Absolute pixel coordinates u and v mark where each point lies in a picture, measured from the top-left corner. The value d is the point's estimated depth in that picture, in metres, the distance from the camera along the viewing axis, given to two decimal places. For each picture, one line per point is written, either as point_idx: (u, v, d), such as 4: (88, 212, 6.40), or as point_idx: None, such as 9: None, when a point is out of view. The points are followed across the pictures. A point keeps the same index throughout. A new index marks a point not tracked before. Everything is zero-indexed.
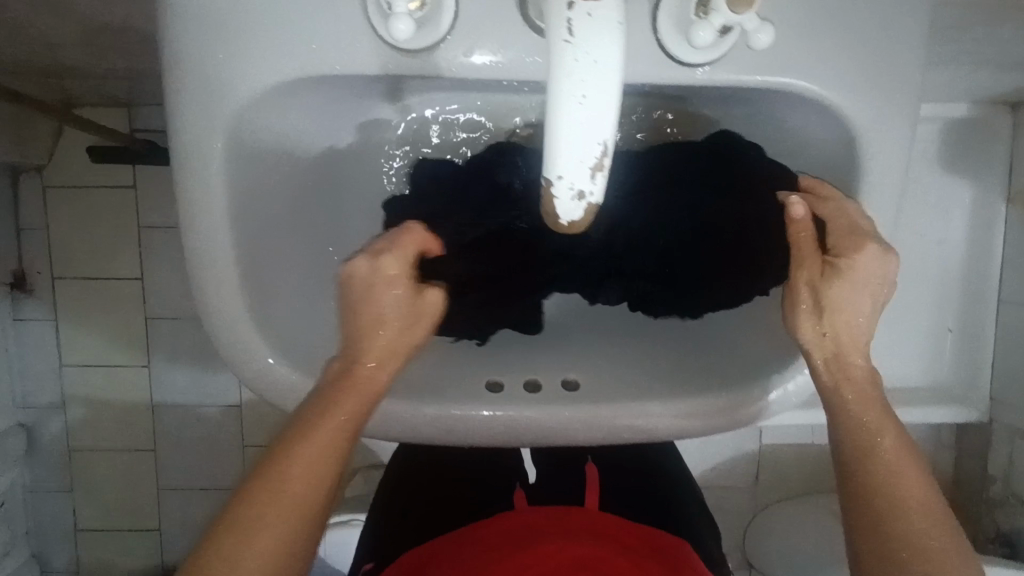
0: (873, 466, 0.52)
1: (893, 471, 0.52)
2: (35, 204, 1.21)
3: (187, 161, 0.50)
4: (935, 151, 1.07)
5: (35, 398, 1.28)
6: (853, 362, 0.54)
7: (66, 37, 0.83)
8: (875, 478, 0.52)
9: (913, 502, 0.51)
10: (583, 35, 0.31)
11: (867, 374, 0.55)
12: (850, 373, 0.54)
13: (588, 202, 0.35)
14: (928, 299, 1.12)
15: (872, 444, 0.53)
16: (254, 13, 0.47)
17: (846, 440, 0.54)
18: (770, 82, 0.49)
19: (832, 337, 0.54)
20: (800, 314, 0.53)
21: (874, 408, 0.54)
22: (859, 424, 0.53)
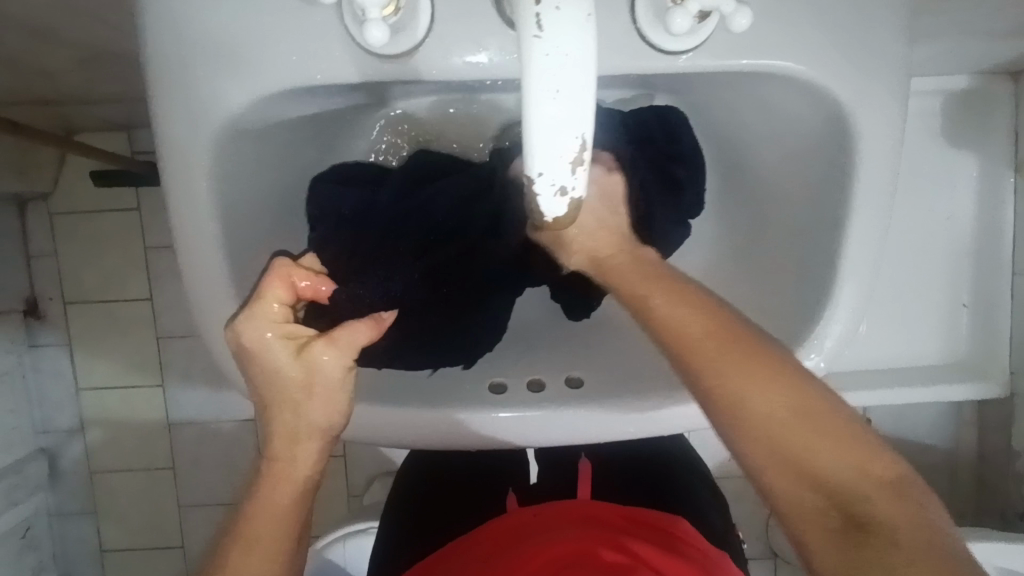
0: (780, 454, 0.43)
1: (817, 458, 0.42)
2: (43, 231, 1.23)
3: (177, 179, 0.50)
4: (936, 124, 1.05)
5: (54, 422, 1.30)
6: (725, 350, 0.46)
7: (60, 66, 0.84)
8: (802, 479, 0.42)
9: (834, 471, 0.42)
10: (552, 30, 0.31)
11: (752, 354, 0.45)
12: (722, 369, 0.45)
13: (571, 197, 0.35)
14: (941, 276, 1.10)
15: (767, 431, 0.44)
16: (232, 29, 0.47)
17: (741, 436, 0.45)
18: (753, 65, 0.49)
19: (680, 335, 0.47)
20: (655, 314, 0.49)
21: (767, 389, 0.44)
22: (744, 413, 0.44)
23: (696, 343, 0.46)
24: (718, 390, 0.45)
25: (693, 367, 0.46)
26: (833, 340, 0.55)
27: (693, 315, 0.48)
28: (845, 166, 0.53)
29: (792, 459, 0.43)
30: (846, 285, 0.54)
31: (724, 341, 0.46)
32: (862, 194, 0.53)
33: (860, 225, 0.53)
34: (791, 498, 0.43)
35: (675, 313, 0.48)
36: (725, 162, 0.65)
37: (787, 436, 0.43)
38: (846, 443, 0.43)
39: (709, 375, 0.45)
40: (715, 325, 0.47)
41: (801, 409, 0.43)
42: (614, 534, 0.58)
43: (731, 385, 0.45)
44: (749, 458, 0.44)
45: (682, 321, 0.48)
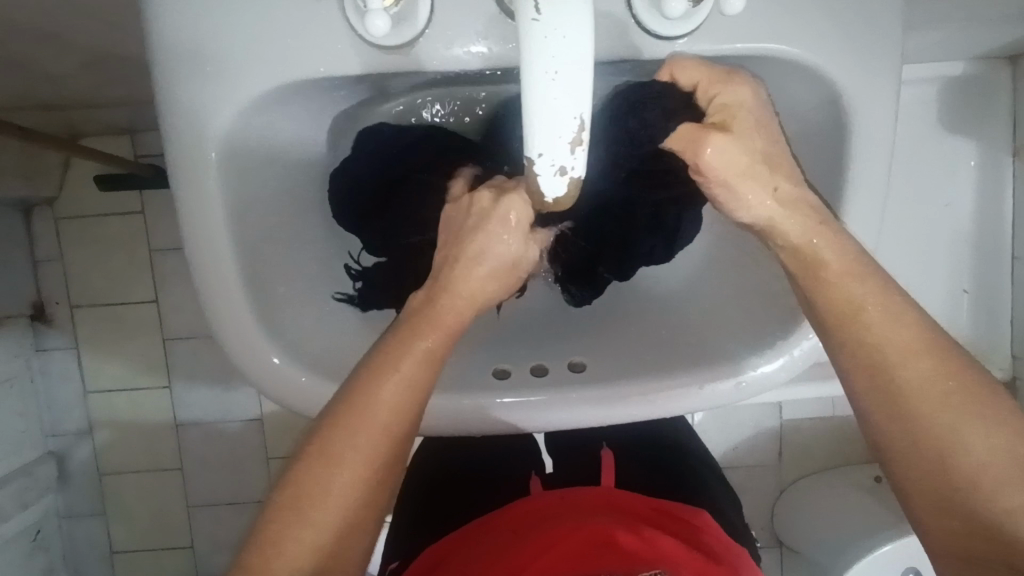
0: (954, 483, 0.46)
1: (1003, 504, 0.45)
2: (49, 236, 1.24)
3: (183, 172, 0.51)
4: (934, 111, 1.06)
5: (63, 425, 1.31)
6: (943, 382, 0.47)
7: (66, 71, 0.85)
8: (973, 515, 0.46)
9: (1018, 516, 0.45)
10: (550, 11, 0.32)
11: (969, 394, 0.46)
12: (929, 398, 0.46)
13: (571, 176, 0.36)
14: (941, 261, 1.11)
15: (951, 458, 0.46)
16: (237, 25, 0.48)
17: (917, 455, 0.47)
18: (749, 49, 0.49)
19: (879, 351, 0.47)
20: (861, 321, 0.48)
21: (972, 420, 0.46)
22: (928, 438, 0.46)
23: (892, 355, 0.47)
24: (900, 410, 0.47)
25: (893, 385, 0.47)
26: None
27: (903, 334, 0.47)
28: (843, 147, 0.53)
29: (963, 494, 0.46)
30: None
31: (939, 367, 0.47)
32: (858, 175, 0.53)
33: (858, 206, 0.54)
34: (946, 526, 0.47)
35: (890, 328, 0.47)
36: None
37: (985, 477, 0.45)
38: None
39: (904, 398, 0.47)
40: (935, 350, 0.47)
41: (1013, 456, 0.45)
42: (624, 518, 0.60)
43: (943, 417, 0.46)
44: (911, 477, 0.48)
45: (884, 336, 0.47)
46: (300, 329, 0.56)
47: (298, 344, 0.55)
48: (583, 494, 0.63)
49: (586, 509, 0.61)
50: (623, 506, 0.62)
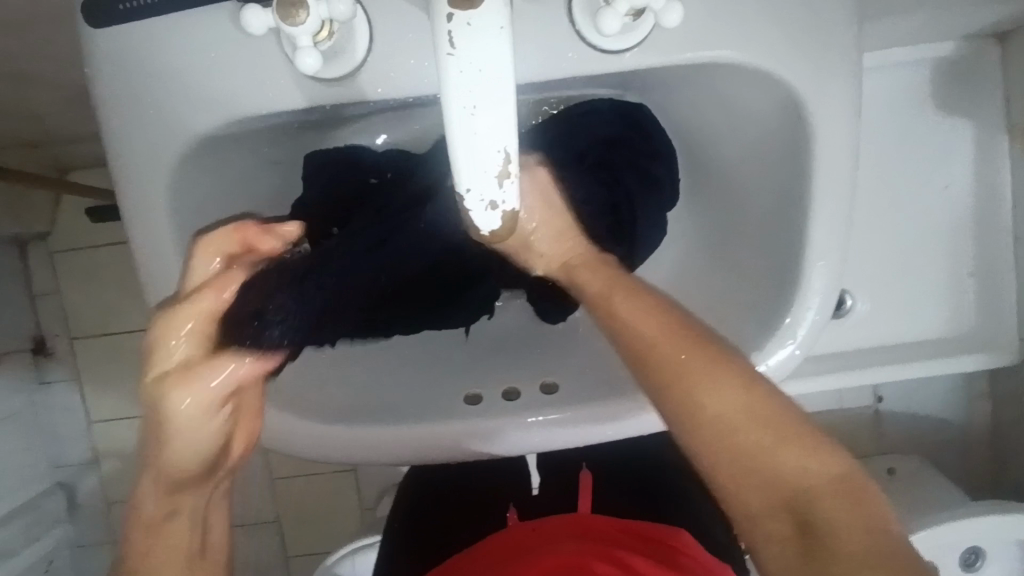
0: (719, 453, 0.43)
1: (778, 455, 0.41)
2: (45, 271, 1.23)
3: (135, 213, 0.50)
4: (927, 91, 0.95)
5: (68, 457, 1.30)
6: (682, 351, 0.45)
7: (43, 108, 0.84)
8: (753, 470, 0.42)
9: (792, 476, 0.41)
10: (464, 45, 0.31)
11: (714, 360, 0.45)
12: (677, 362, 0.45)
13: (503, 210, 0.35)
14: (939, 245, 1.00)
15: (705, 428, 0.43)
16: (175, 64, 0.47)
17: (684, 435, 0.45)
18: (699, 58, 0.48)
19: (634, 338, 0.47)
20: (617, 319, 0.48)
21: (719, 385, 0.43)
22: (687, 415, 0.44)
23: (644, 334, 0.46)
24: (668, 383, 0.45)
25: (646, 362, 0.46)
26: (808, 328, 0.54)
27: (655, 325, 0.47)
28: (804, 152, 0.52)
29: (758, 460, 0.42)
30: (815, 268, 0.53)
31: (675, 338, 0.46)
32: (821, 179, 0.52)
33: (824, 211, 0.52)
34: (739, 488, 0.42)
35: (638, 319, 0.47)
36: (693, 155, 0.64)
37: (744, 432, 0.42)
38: (800, 442, 0.42)
39: (672, 377, 0.45)
40: (678, 328, 0.46)
41: (758, 409, 0.43)
42: (603, 544, 0.58)
43: (688, 384, 0.44)
44: (692, 444, 0.44)
45: (638, 328, 0.47)
46: None
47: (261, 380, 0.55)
48: (560, 523, 0.61)
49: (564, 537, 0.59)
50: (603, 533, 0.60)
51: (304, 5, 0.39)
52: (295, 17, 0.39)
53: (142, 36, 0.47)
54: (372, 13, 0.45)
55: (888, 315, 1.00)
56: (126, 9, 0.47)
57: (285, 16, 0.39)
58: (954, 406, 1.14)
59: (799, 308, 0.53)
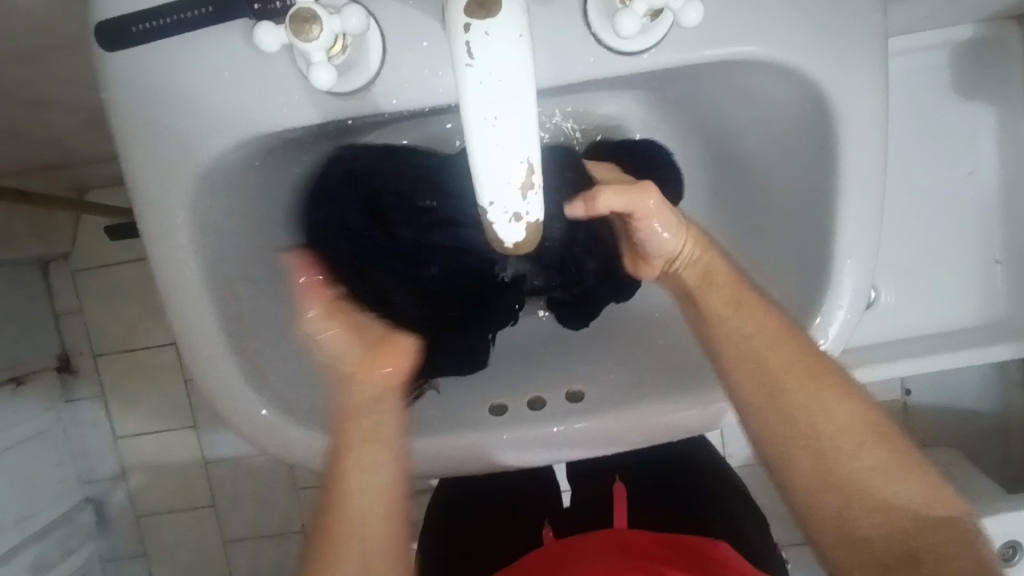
0: (827, 455, 0.53)
1: (871, 474, 0.53)
2: (68, 290, 1.24)
3: (155, 233, 0.50)
4: (947, 78, 0.93)
5: (98, 471, 1.30)
6: (804, 360, 0.53)
7: (63, 129, 0.85)
8: (859, 492, 0.52)
9: (889, 489, 0.52)
10: (482, 55, 0.31)
11: (823, 383, 0.53)
12: (798, 385, 0.54)
13: (527, 221, 0.34)
14: (966, 230, 0.97)
15: (810, 430, 0.54)
16: (189, 85, 0.47)
17: (791, 436, 0.55)
18: (719, 55, 0.47)
19: (752, 344, 0.54)
20: (725, 326, 0.55)
21: (828, 404, 0.54)
22: (798, 415, 0.54)
23: (759, 343, 0.54)
24: (783, 401, 0.54)
25: (773, 383, 0.54)
26: (839, 327, 0.52)
27: (770, 337, 0.53)
28: (831, 147, 0.50)
29: (855, 477, 0.53)
30: (848, 263, 0.51)
31: (810, 364, 0.53)
32: (849, 174, 0.50)
33: (854, 207, 0.51)
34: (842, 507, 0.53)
35: (756, 324, 0.54)
36: (715, 154, 0.62)
37: (861, 454, 0.53)
38: (904, 472, 0.53)
39: (783, 386, 0.54)
40: (796, 340, 0.53)
41: (873, 435, 0.53)
42: (635, 557, 0.57)
43: (813, 408, 0.54)
44: (807, 459, 0.54)
45: (759, 345, 0.54)
46: (288, 380, 0.55)
47: (283, 396, 0.54)
48: (592, 538, 0.61)
49: (599, 551, 0.58)
50: (635, 547, 0.59)
51: (317, 19, 0.38)
52: (308, 32, 0.38)
53: (158, 57, 0.47)
54: (385, 24, 0.45)
55: (915, 306, 0.98)
56: (138, 30, 0.46)
57: (298, 32, 0.38)
58: (988, 397, 1.11)
59: (829, 308, 0.52)
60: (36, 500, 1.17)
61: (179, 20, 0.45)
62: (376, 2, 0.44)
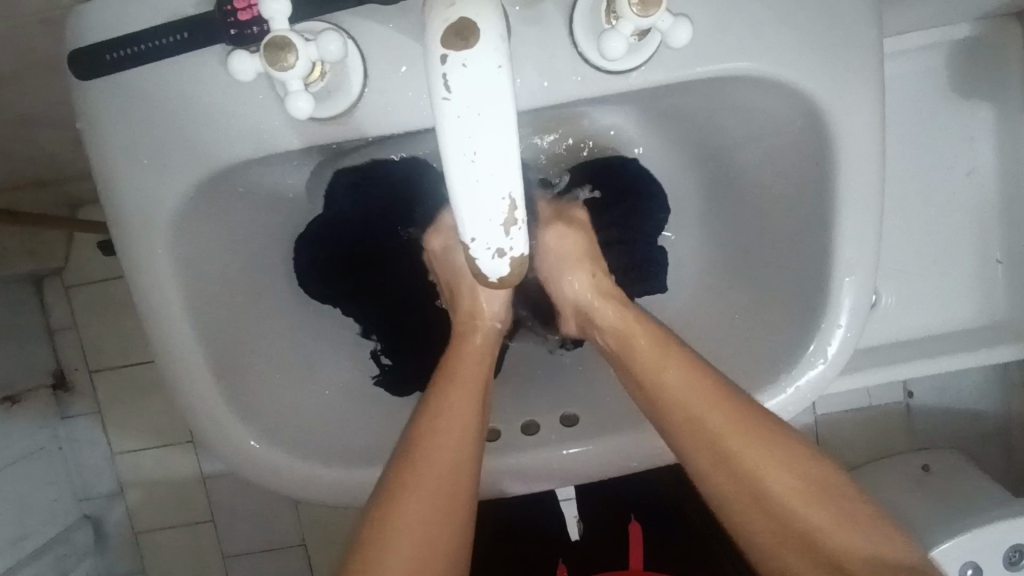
0: (765, 515, 0.47)
1: (821, 531, 0.47)
2: (62, 305, 1.21)
3: (136, 262, 0.49)
4: (945, 78, 0.90)
5: (95, 489, 1.27)
6: (728, 416, 0.48)
7: (48, 146, 0.83)
8: (808, 547, 0.47)
9: (841, 544, 0.46)
10: (460, 89, 0.29)
11: (767, 436, 0.48)
12: (732, 439, 0.48)
13: (511, 257, 0.33)
14: (971, 232, 0.94)
15: (756, 486, 0.48)
16: (167, 110, 0.46)
17: (731, 497, 0.48)
18: (711, 72, 0.46)
19: (671, 404, 0.49)
20: (659, 382, 0.49)
21: (770, 459, 0.48)
22: (738, 475, 0.48)
23: (687, 399, 0.48)
24: (719, 453, 0.48)
25: (703, 437, 0.48)
26: (838, 345, 0.51)
27: (700, 390, 0.48)
28: (828, 163, 0.49)
29: (805, 531, 0.47)
30: (846, 281, 0.50)
31: (734, 413, 0.48)
32: (847, 191, 0.49)
33: (852, 223, 0.49)
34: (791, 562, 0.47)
35: (681, 383, 0.49)
36: (710, 167, 0.61)
37: (800, 506, 0.47)
38: (850, 517, 0.47)
39: (714, 444, 0.48)
40: (723, 401, 0.48)
41: (809, 482, 0.48)
42: None
43: (748, 458, 0.48)
44: (747, 515, 0.48)
45: (688, 399, 0.48)
46: (276, 408, 0.53)
47: (273, 424, 0.52)
48: None
49: None
50: None
51: (293, 47, 0.37)
52: (285, 60, 0.37)
53: (135, 84, 0.45)
54: (366, 47, 0.44)
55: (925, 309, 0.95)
56: (113, 58, 0.44)
57: (273, 61, 0.37)
58: (991, 397, 1.10)
59: (827, 328, 0.51)
60: (30, 521, 1.14)
61: (156, 46, 0.44)
62: (355, 22, 0.43)
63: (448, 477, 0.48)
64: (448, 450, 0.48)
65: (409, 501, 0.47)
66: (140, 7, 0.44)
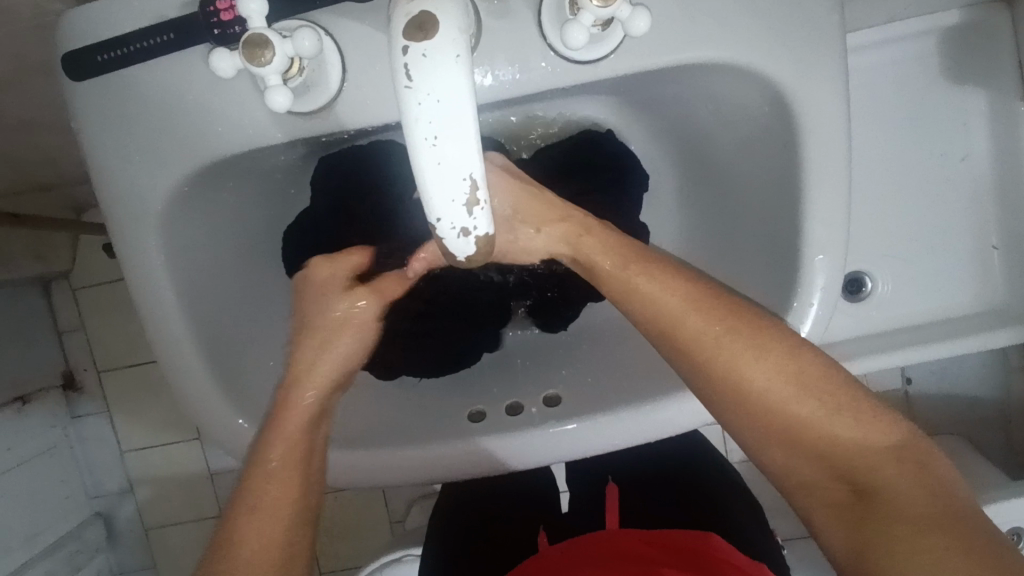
0: (757, 414, 0.44)
1: (827, 425, 0.42)
2: (69, 308, 1.24)
3: (130, 254, 0.51)
4: (931, 63, 0.91)
5: (104, 486, 1.30)
6: (700, 311, 0.46)
7: (52, 150, 0.85)
8: (805, 443, 0.43)
9: (844, 440, 0.42)
10: (421, 78, 0.31)
11: (751, 334, 0.45)
12: (711, 344, 0.45)
13: (476, 236, 0.35)
14: (962, 217, 0.94)
15: (746, 389, 0.44)
16: (157, 108, 0.48)
17: (722, 398, 0.45)
18: (678, 60, 0.48)
19: (651, 307, 0.47)
20: (643, 297, 0.47)
21: (763, 359, 0.44)
22: (724, 371, 0.44)
23: (666, 303, 0.46)
24: (706, 358, 0.45)
25: (683, 344, 0.46)
26: (812, 323, 0.52)
27: (675, 295, 0.47)
28: (795, 147, 0.51)
29: (807, 431, 0.43)
30: (816, 260, 0.51)
31: (714, 317, 0.46)
32: (816, 172, 0.50)
33: (820, 204, 0.51)
34: (791, 461, 0.44)
35: (659, 290, 0.47)
36: (687, 154, 0.63)
37: (794, 408, 0.43)
38: (850, 409, 0.43)
39: (694, 346, 0.45)
40: (698, 300, 0.46)
41: (801, 380, 0.43)
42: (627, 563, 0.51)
43: (729, 362, 0.44)
44: (744, 418, 0.45)
45: (669, 311, 0.46)
46: (267, 394, 0.55)
47: (264, 408, 0.54)
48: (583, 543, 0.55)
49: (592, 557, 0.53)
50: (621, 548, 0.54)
51: (270, 45, 0.39)
52: (262, 57, 0.39)
53: (125, 84, 0.48)
54: (343, 43, 0.46)
55: (918, 292, 0.95)
56: (103, 59, 0.47)
57: (251, 57, 0.39)
58: (989, 381, 1.10)
59: (801, 306, 0.52)
60: (42, 518, 1.17)
61: (142, 48, 0.46)
62: (334, 20, 0.45)
63: (288, 489, 0.47)
64: (285, 468, 0.47)
65: (257, 508, 0.45)
66: (127, 11, 0.46)
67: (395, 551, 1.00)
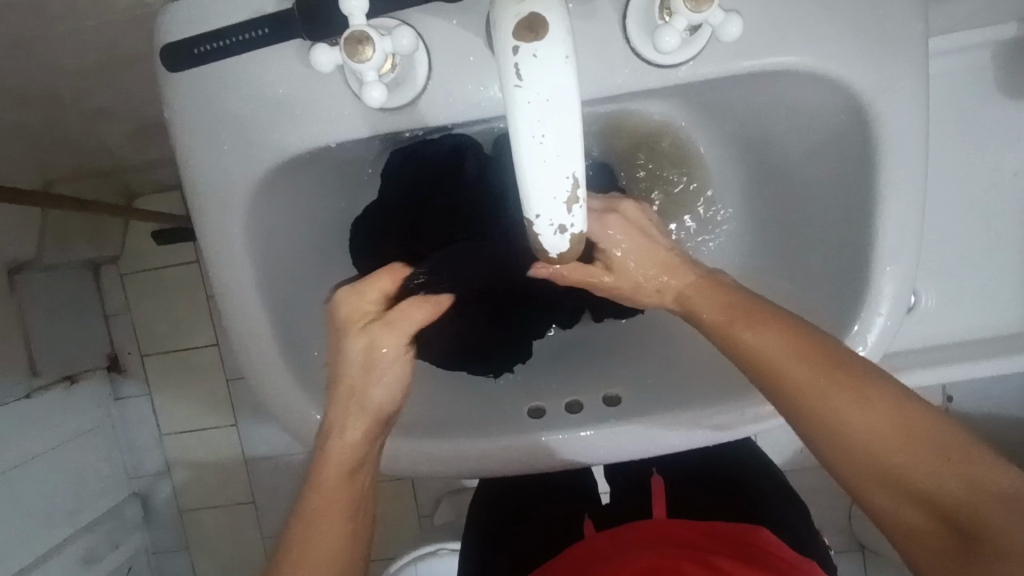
0: (851, 458, 0.43)
1: (935, 477, 0.41)
2: (117, 291, 1.27)
3: (213, 242, 0.53)
4: (997, 75, 0.88)
5: (144, 467, 1.33)
6: (801, 359, 0.46)
7: (117, 136, 0.88)
8: (916, 493, 0.41)
9: (953, 492, 0.40)
10: (531, 77, 0.32)
11: (862, 385, 0.44)
12: (812, 390, 0.45)
13: (571, 233, 0.35)
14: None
15: (843, 435, 0.44)
16: (246, 102, 0.50)
17: (820, 444, 0.45)
18: (756, 66, 0.48)
19: (758, 355, 0.47)
20: (741, 343, 0.48)
21: (871, 411, 0.43)
22: (821, 417, 0.44)
23: (771, 354, 0.47)
24: (802, 407, 0.45)
25: (784, 390, 0.46)
26: (879, 334, 0.52)
27: (778, 346, 0.47)
28: (871, 156, 0.51)
29: (915, 482, 0.41)
30: (888, 271, 0.51)
31: (817, 367, 0.45)
32: (891, 182, 0.50)
33: (895, 214, 0.51)
34: (895, 507, 0.42)
35: (762, 337, 0.47)
36: (755, 161, 0.63)
37: (897, 456, 0.42)
38: (965, 462, 0.40)
39: (786, 389, 0.46)
40: (804, 350, 0.46)
41: (907, 426, 0.42)
42: (677, 546, 0.52)
43: (825, 405, 0.44)
44: (840, 464, 0.44)
45: (768, 353, 0.47)
46: None
47: None
48: (632, 530, 0.56)
49: (644, 540, 0.53)
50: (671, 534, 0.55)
51: (370, 40, 0.40)
52: (362, 53, 0.41)
53: (218, 78, 0.49)
54: (430, 42, 0.47)
55: (971, 308, 0.93)
56: (200, 51, 0.48)
57: (352, 53, 0.40)
58: None
59: (870, 315, 0.52)
60: (86, 495, 1.20)
61: (237, 41, 0.48)
62: (422, 21, 0.46)
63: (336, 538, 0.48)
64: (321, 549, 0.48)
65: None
66: (225, 9, 0.48)
67: (429, 543, 1.01)
